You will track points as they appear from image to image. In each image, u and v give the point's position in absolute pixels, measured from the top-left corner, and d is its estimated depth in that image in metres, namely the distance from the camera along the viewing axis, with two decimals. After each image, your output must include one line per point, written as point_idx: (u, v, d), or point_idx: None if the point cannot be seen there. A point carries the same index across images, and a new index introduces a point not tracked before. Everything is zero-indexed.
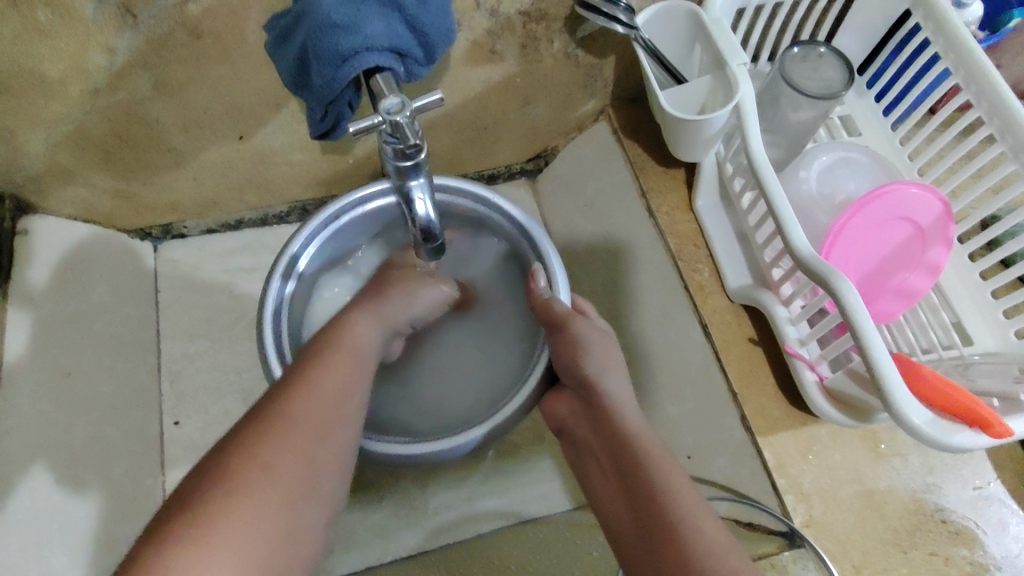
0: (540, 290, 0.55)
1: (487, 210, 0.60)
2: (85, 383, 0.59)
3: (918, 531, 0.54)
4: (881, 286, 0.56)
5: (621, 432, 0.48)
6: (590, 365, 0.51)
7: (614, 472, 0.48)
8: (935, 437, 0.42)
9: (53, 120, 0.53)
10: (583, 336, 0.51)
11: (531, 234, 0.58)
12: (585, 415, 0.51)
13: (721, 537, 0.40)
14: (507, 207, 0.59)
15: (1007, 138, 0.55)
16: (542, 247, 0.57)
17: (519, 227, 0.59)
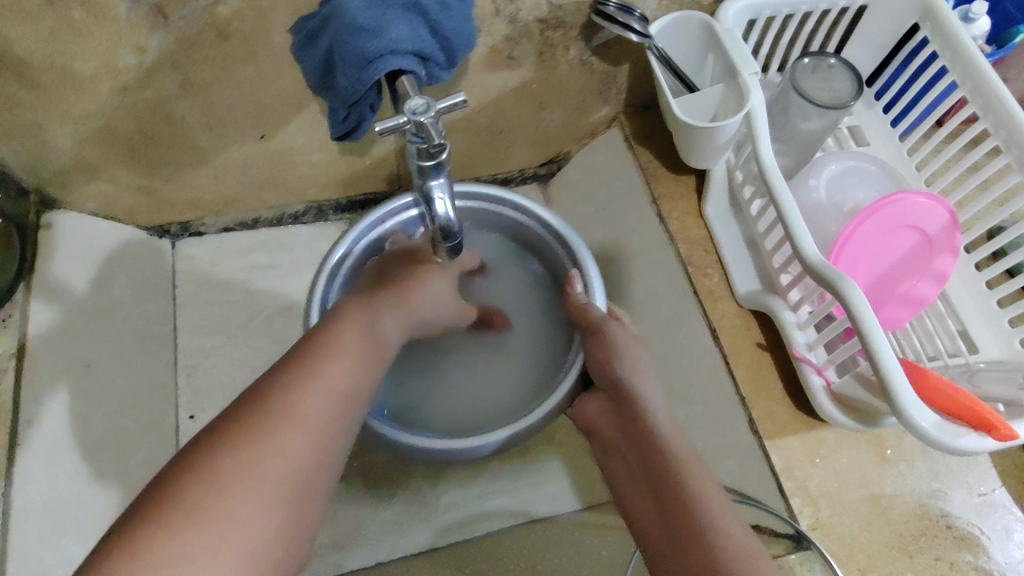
0: (576, 294, 0.58)
1: (524, 217, 0.63)
2: (103, 374, 0.60)
3: (924, 536, 0.55)
4: (888, 293, 0.57)
5: (649, 429, 0.48)
6: (621, 367, 0.52)
7: (642, 473, 0.46)
8: (940, 438, 0.42)
9: (82, 115, 0.55)
10: (617, 340, 0.54)
11: (567, 239, 0.61)
12: (615, 415, 0.51)
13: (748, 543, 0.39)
14: (543, 214, 0.62)
15: (1013, 150, 0.56)
16: (578, 253, 0.60)
17: (555, 234, 0.62)
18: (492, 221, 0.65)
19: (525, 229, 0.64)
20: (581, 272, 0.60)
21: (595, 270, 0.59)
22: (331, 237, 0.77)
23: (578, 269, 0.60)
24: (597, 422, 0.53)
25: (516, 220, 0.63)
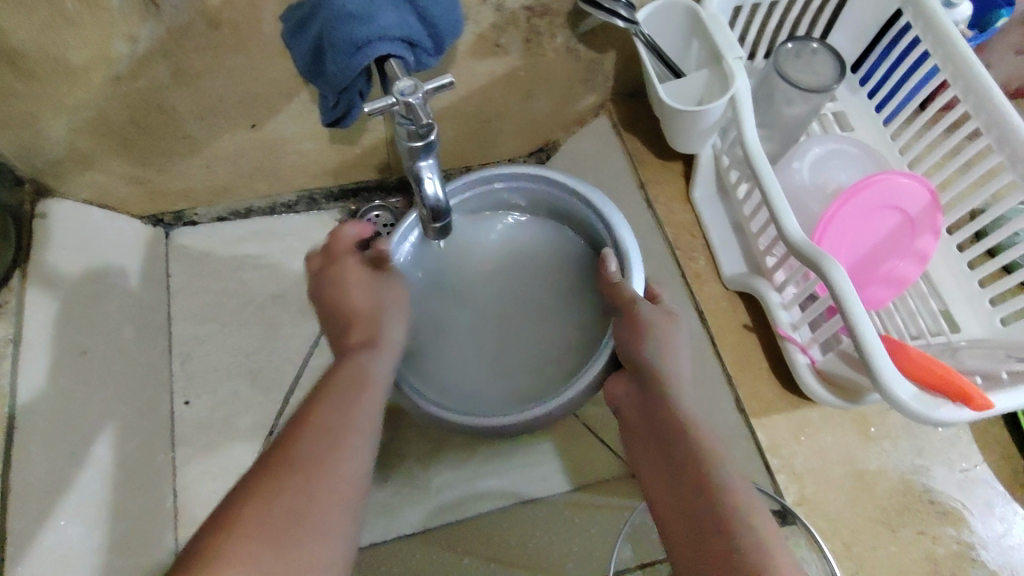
0: (610, 273, 0.54)
1: (565, 198, 0.60)
2: (99, 360, 0.61)
3: (907, 511, 0.56)
4: (871, 274, 0.58)
5: (680, 425, 0.46)
6: (647, 349, 0.51)
7: (662, 457, 0.46)
8: (919, 411, 0.43)
9: (75, 106, 0.55)
10: (649, 322, 0.52)
11: (605, 217, 0.57)
12: (639, 399, 0.50)
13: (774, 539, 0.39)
14: (581, 191, 0.58)
15: (992, 131, 0.57)
16: (618, 231, 0.57)
17: (593, 208, 0.58)
18: (540, 208, 0.63)
19: (570, 213, 0.61)
20: (622, 254, 0.56)
21: (635, 247, 0.56)
22: (323, 225, 0.78)
23: (617, 249, 0.56)
24: (621, 404, 0.52)
25: (559, 202, 0.60)
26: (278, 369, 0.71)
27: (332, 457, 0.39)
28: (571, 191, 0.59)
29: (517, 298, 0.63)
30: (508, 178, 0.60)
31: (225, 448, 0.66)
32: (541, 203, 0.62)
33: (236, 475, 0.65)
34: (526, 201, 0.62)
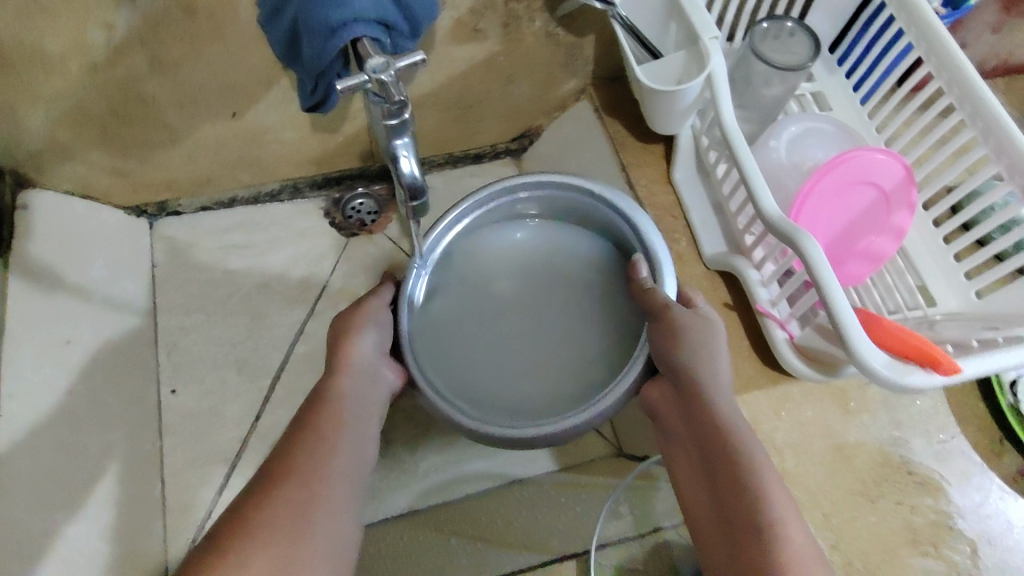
0: (642, 279, 0.56)
1: (587, 203, 0.61)
2: (84, 351, 0.61)
3: (886, 482, 0.57)
4: (848, 250, 0.59)
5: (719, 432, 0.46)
6: (682, 355, 0.50)
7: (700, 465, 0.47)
8: (890, 379, 0.43)
9: (53, 96, 0.55)
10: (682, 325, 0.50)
11: (633, 221, 0.58)
12: (679, 406, 0.49)
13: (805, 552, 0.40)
14: (604, 195, 0.59)
15: (966, 107, 0.58)
16: (645, 233, 0.57)
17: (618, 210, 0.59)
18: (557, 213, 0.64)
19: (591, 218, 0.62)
20: (650, 255, 0.57)
21: (665, 250, 0.56)
22: (308, 215, 0.78)
23: (645, 252, 0.57)
24: (658, 407, 0.51)
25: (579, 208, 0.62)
26: (264, 357, 0.71)
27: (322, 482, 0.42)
28: (596, 196, 0.59)
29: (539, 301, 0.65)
30: (531, 186, 0.61)
31: (212, 435, 0.66)
32: (561, 209, 0.64)
33: (224, 462, 0.65)
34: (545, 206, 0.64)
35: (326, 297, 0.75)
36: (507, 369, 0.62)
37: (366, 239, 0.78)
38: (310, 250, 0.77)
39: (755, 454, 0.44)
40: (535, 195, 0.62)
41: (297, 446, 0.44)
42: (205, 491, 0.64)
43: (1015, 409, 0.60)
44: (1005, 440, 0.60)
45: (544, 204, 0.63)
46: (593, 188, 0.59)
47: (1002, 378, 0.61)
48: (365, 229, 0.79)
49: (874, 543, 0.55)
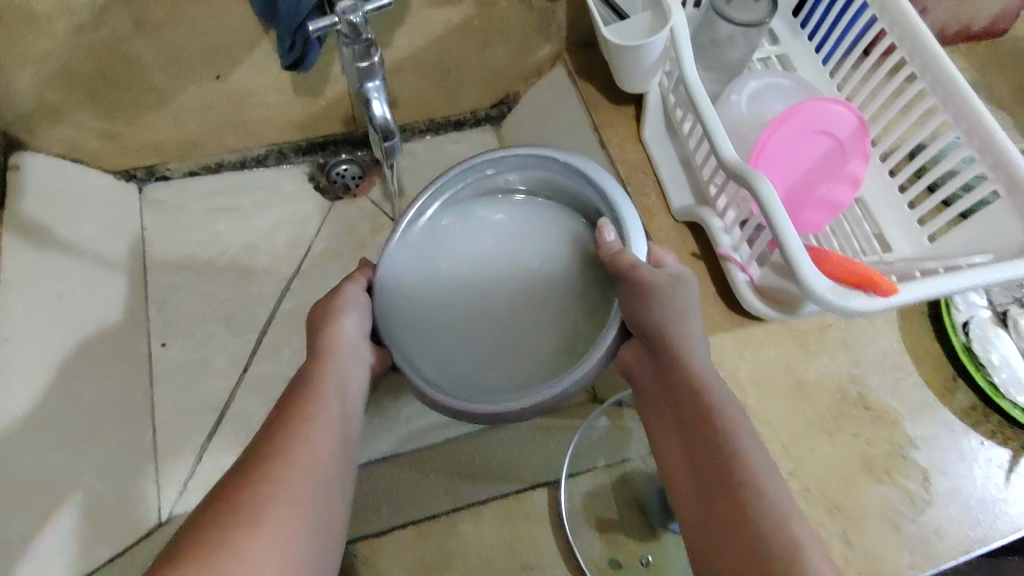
0: (610, 243, 0.51)
1: (558, 170, 0.56)
2: (76, 303, 0.63)
3: (843, 416, 0.60)
4: (808, 198, 0.61)
5: (694, 390, 0.47)
6: (654, 316, 0.48)
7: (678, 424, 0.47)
8: (835, 301, 0.47)
9: (40, 56, 0.57)
10: (651, 285, 0.48)
11: (600, 185, 0.53)
12: (652, 367, 0.49)
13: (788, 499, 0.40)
14: (569, 160, 0.55)
15: (915, 60, 0.61)
16: (612, 196, 0.53)
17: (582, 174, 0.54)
18: (533, 187, 0.59)
19: (567, 187, 0.57)
20: (619, 222, 0.52)
21: (632, 214, 0.52)
22: (292, 179, 0.81)
23: (615, 218, 0.53)
24: (633, 370, 0.51)
25: (554, 177, 0.56)
26: (253, 314, 0.73)
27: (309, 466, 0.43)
28: (564, 162, 0.55)
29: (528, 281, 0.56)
30: (496, 159, 0.57)
31: (202, 386, 0.69)
32: (537, 181, 0.58)
33: (213, 410, 0.68)
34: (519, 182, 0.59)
35: (311, 257, 0.77)
36: (489, 359, 0.54)
37: (350, 202, 0.81)
38: (295, 213, 0.79)
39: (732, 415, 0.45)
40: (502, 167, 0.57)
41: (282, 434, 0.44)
42: (196, 437, 0.66)
43: (967, 348, 0.62)
44: (958, 377, 0.63)
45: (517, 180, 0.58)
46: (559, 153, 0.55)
47: (954, 318, 0.63)
48: (349, 193, 0.81)
49: (830, 470, 0.58)
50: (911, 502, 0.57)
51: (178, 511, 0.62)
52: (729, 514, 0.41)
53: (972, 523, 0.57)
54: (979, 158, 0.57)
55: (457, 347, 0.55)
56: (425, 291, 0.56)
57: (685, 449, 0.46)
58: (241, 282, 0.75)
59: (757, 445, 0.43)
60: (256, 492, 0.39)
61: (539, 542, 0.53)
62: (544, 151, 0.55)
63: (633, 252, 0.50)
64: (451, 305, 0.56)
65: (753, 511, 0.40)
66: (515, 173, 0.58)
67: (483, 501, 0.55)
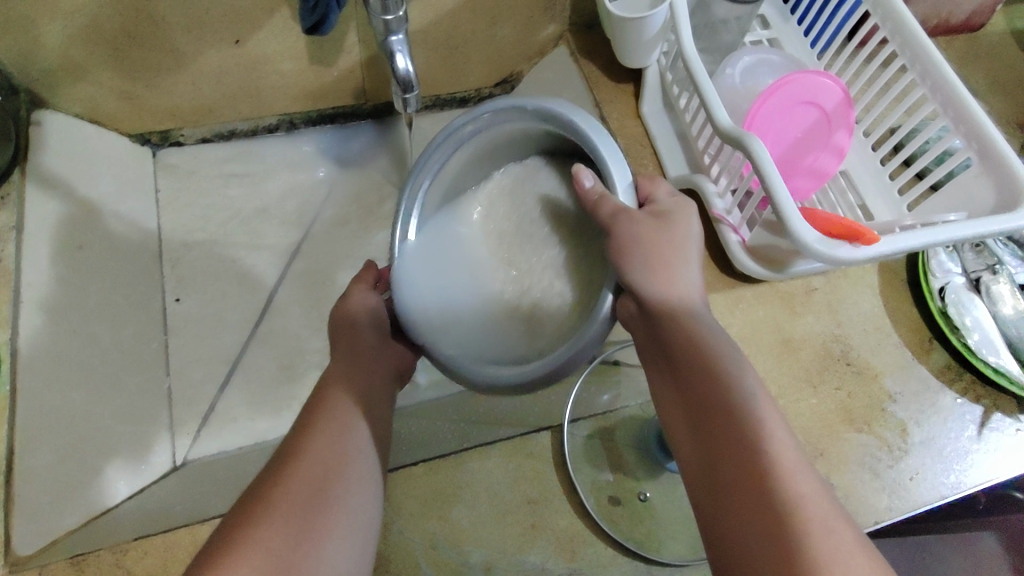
0: (589, 188, 0.50)
1: (526, 120, 0.54)
2: (95, 255, 0.67)
3: (827, 370, 0.64)
4: (796, 166, 0.65)
5: (692, 346, 0.46)
6: (635, 270, 0.47)
7: (676, 380, 0.46)
8: (822, 250, 0.51)
9: (70, 11, 0.60)
10: (626, 237, 0.48)
11: (571, 123, 0.51)
12: (646, 324, 0.49)
13: (788, 449, 0.39)
14: (535, 105, 0.52)
15: (897, 38, 0.66)
16: (587, 137, 0.50)
17: (557, 119, 0.51)
18: (517, 143, 0.58)
19: (544, 131, 0.55)
20: (601, 165, 0.50)
21: (611, 151, 0.49)
22: (302, 148, 0.83)
23: (594, 157, 0.50)
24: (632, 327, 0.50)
25: (526, 125, 0.54)
26: (263, 272, 0.77)
27: (324, 464, 0.45)
28: (530, 109, 0.53)
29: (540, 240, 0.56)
30: (457, 135, 0.56)
31: (219, 338, 0.73)
32: (512, 136, 0.57)
33: (226, 361, 0.72)
34: (499, 144, 0.58)
35: (321, 222, 0.81)
36: (508, 324, 0.54)
37: (357, 172, 0.84)
38: (306, 180, 0.82)
39: (734, 371, 0.44)
40: (475, 137, 0.56)
41: (304, 436, 0.47)
42: (208, 387, 0.70)
43: (942, 312, 0.65)
44: (933, 339, 0.66)
45: (497, 141, 0.58)
46: (520, 101, 0.53)
47: (931, 284, 0.66)
48: (355, 162, 0.84)
49: (815, 420, 0.62)
50: (889, 450, 0.61)
51: (191, 456, 0.65)
52: (727, 468, 0.40)
53: (945, 472, 0.60)
54: (953, 128, 0.62)
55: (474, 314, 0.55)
56: (429, 276, 0.56)
57: (683, 405, 0.45)
58: (251, 244, 0.78)
59: (762, 396, 0.42)
60: (272, 489, 0.43)
61: (544, 480, 0.56)
62: (506, 103, 0.54)
63: (618, 196, 0.48)
64: (460, 279, 0.56)
65: (757, 462, 0.39)
66: (493, 137, 0.57)
67: (490, 443, 0.58)
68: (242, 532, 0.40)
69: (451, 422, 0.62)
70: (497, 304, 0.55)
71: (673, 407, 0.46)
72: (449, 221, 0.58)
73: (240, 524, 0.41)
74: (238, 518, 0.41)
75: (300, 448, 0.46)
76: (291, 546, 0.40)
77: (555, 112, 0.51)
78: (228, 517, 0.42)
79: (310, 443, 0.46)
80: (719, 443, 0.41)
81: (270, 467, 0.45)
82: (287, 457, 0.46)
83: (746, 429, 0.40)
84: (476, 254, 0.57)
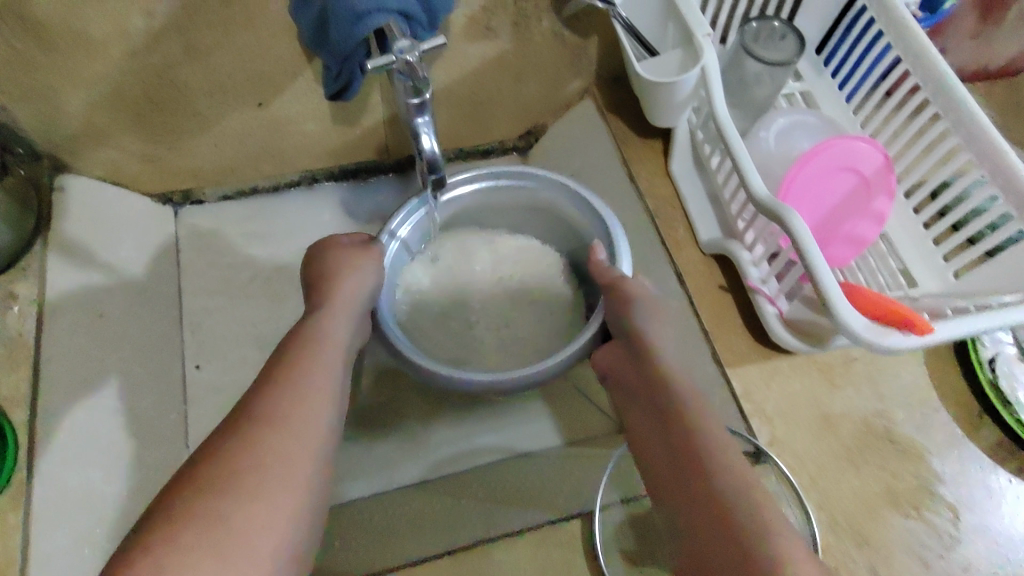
0: (599, 260, 0.63)
1: (576, 204, 0.69)
2: (116, 322, 0.65)
3: (868, 448, 0.60)
4: (834, 233, 0.63)
5: (659, 379, 0.50)
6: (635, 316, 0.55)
7: (647, 409, 0.50)
8: (869, 338, 0.48)
9: (92, 79, 0.59)
10: (632, 294, 0.57)
11: (608, 223, 0.66)
12: (627, 361, 0.54)
13: (740, 459, 0.42)
14: (597, 205, 0.67)
15: (940, 100, 0.61)
16: (615, 235, 0.65)
17: (598, 215, 0.67)
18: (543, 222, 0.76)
19: (581, 224, 0.71)
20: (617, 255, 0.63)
21: (622, 241, 0.65)
22: (323, 204, 0.82)
23: (608, 242, 0.65)
24: (611, 366, 0.56)
25: (574, 211, 0.70)
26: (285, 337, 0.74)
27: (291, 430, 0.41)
28: (591, 203, 0.68)
29: (497, 294, 0.77)
30: (522, 179, 0.70)
31: (238, 410, 0.69)
32: (553, 217, 0.74)
33: None
34: (550, 216, 0.74)
35: None
36: (447, 352, 0.73)
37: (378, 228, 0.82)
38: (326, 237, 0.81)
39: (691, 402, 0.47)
40: (542, 190, 0.70)
41: (269, 395, 0.43)
42: None
43: (993, 384, 0.62)
44: (983, 414, 0.62)
45: (542, 212, 0.74)
46: (590, 197, 0.68)
47: (980, 354, 0.64)
48: (377, 218, 0.82)
49: (858, 503, 0.58)
50: (940, 538, 0.57)
51: None
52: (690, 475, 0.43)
53: (1003, 564, 0.56)
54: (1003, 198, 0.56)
55: (441, 327, 0.74)
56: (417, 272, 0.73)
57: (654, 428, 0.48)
58: (273, 307, 0.76)
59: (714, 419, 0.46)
60: (235, 452, 0.39)
61: (573, 570, 0.55)
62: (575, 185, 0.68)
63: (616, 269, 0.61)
64: (451, 299, 0.76)
65: (711, 468, 0.42)
66: (542, 202, 0.72)
67: (515, 533, 0.56)
68: (195, 497, 0.37)
69: (477, 502, 0.60)
70: (458, 350, 0.73)
71: (645, 431, 0.50)
72: (453, 247, 0.76)
73: (194, 493, 0.37)
74: (191, 481, 0.37)
75: (265, 407, 0.42)
76: (248, 526, 0.36)
77: (603, 214, 0.66)
78: (174, 480, 0.38)
79: (272, 402, 0.42)
80: (683, 452, 0.44)
81: (229, 424, 0.41)
82: (250, 412, 0.42)
83: (702, 441, 0.44)
84: (464, 289, 0.76)
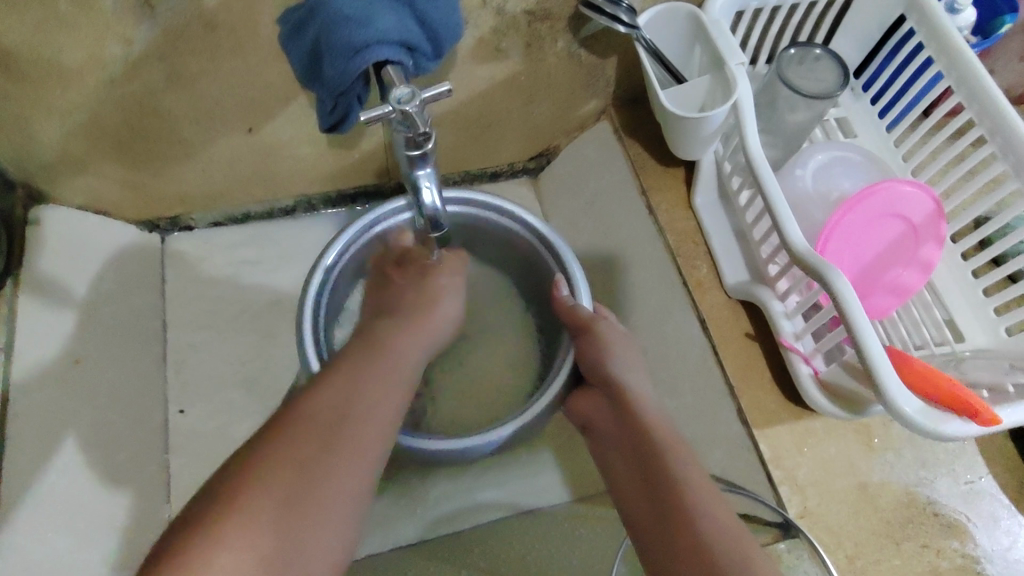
0: (563, 296, 0.59)
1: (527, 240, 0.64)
2: (92, 368, 0.61)
3: (911, 523, 0.55)
4: (875, 283, 0.57)
5: (646, 434, 0.50)
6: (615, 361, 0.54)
7: (633, 460, 0.50)
8: (923, 423, 0.44)
9: (67, 109, 0.54)
10: (607, 339, 0.55)
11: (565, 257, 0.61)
12: (609, 411, 0.54)
13: (735, 526, 0.42)
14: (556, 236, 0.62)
15: (998, 139, 0.54)
16: (568, 264, 0.61)
17: (551, 246, 0.63)
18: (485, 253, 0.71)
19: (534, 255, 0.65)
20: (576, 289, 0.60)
21: (579, 270, 0.61)
22: (319, 230, 0.77)
23: (565, 273, 0.61)
24: (592, 418, 0.56)
25: (525, 243, 0.65)
26: (274, 378, 0.71)
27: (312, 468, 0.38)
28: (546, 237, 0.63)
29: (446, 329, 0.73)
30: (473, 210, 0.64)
31: (221, 457, 0.67)
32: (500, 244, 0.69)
33: None
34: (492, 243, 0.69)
35: None
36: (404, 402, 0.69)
37: None
38: None
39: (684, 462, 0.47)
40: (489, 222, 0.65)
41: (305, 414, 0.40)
42: None
43: None
44: None
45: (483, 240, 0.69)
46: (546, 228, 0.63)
47: None
48: None
49: None
50: None
51: None
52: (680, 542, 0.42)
53: None
54: None
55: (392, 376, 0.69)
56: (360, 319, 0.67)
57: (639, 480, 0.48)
58: (262, 342, 0.72)
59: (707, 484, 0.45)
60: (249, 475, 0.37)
61: None
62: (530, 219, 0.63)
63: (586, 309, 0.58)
64: None
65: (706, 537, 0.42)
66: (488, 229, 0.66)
67: None
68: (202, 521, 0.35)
69: None
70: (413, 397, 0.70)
71: (630, 484, 0.49)
72: None
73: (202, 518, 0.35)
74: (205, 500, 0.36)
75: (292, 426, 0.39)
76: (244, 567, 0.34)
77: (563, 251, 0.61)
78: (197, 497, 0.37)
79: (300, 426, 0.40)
80: (673, 520, 0.44)
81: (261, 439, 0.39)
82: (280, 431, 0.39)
83: (693, 509, 0.43)
84: None
